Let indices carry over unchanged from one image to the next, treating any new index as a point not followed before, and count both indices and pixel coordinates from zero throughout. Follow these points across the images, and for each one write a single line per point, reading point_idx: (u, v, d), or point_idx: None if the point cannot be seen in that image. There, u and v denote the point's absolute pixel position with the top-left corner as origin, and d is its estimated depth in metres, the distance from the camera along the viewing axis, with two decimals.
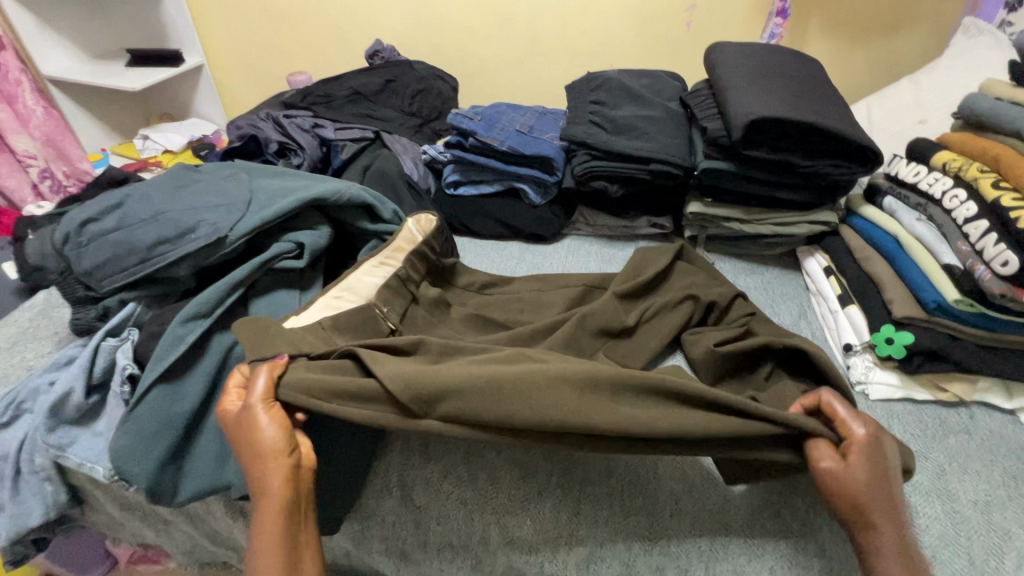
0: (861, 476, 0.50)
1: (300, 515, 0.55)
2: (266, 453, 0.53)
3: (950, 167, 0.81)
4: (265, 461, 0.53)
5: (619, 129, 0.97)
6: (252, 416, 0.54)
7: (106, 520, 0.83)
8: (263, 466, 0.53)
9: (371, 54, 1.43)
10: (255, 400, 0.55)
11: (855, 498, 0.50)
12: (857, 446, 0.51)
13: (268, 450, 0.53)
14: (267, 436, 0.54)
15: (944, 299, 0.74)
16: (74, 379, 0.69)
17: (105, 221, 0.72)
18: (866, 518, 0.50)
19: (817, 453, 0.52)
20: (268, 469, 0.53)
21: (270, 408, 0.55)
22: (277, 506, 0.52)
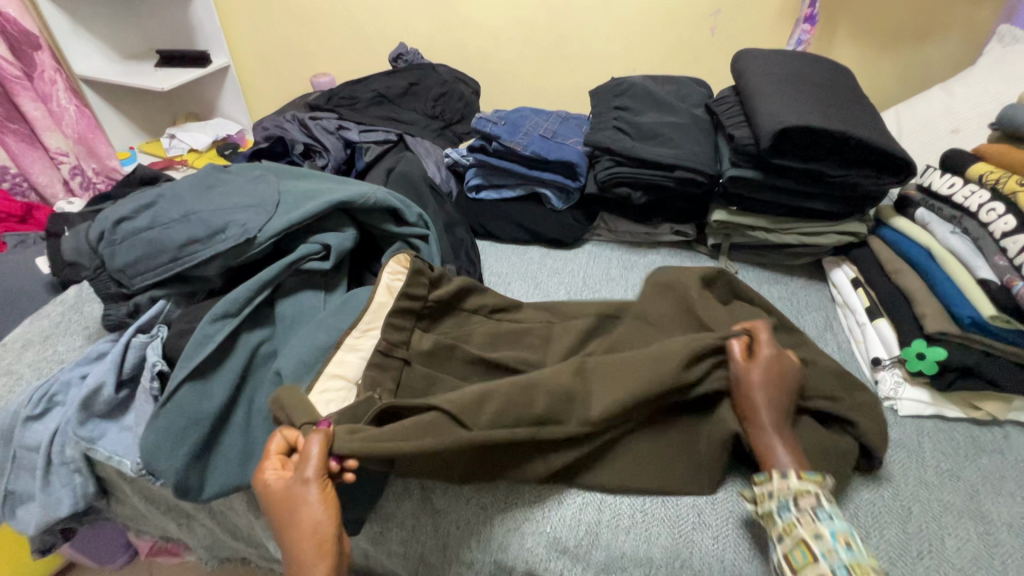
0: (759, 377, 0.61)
1: None
2: (312, 538, 0.50)
3: (987, 179, 0.78)
4: (310, 548, 0.50)
5: (644, 136, 0.96)
6: (302, 491, 0.52)
7: (131, 511, 0.85)
8: (309, 551, 0.50)
9: (395, 57, 1.44)
10: (308, 475, 0.52)
11: (749, 391, 0.61)
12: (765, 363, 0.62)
13: (319, 533, 0.51)
14: (321, 521, 0.51)
15: (980, 315, 0.72)
16: (105, 374, 0.70)
17: (138, 220, 0.74)
18: (756, 412, 0.60)
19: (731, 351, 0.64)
20: (313, 558, 0.50)
21: (322, 484, 0.53)
22: None
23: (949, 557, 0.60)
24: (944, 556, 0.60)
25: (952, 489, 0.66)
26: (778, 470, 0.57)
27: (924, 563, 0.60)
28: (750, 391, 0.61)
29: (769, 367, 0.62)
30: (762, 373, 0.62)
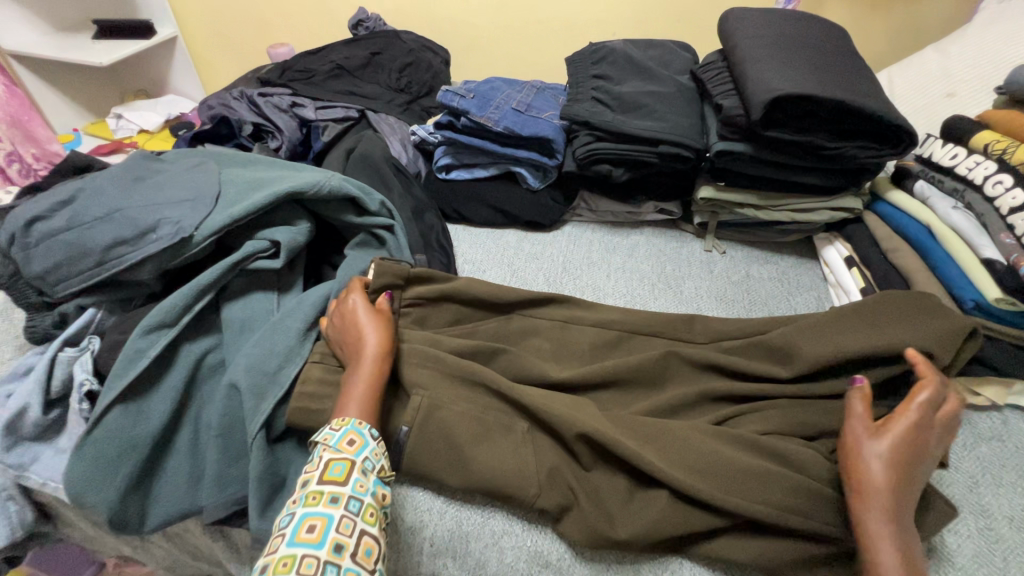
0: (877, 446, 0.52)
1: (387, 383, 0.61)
2: (378, 322, 0.62)
3: (993, 149, 0.73)
4: (376, 326, 0.61)
5: (625, 107, 0.89)
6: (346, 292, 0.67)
7: (81, 534, 0.78)
8: (349, 323, 0.63)
9: (355, 24, 1.32)
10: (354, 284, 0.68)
11: (863, 472, 0.51)
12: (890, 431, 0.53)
13: (361, 310, 0.63)
14: (358, 302, 0.64)
15: (984, 298, 0.68)
16: (30, 394, 0.62)
17: (55, 219, 0.65)
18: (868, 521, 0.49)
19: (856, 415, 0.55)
20: (381, 335, 0.61)
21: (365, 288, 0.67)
22: (375, 351, 0.60)
23: (950, 557, 0.57)
24: (946, 556, 0.57)
25: (951, 482, 0.63)
26: None
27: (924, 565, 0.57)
28: (858, 470, 0.52)
29: (888, 431, 0.53)
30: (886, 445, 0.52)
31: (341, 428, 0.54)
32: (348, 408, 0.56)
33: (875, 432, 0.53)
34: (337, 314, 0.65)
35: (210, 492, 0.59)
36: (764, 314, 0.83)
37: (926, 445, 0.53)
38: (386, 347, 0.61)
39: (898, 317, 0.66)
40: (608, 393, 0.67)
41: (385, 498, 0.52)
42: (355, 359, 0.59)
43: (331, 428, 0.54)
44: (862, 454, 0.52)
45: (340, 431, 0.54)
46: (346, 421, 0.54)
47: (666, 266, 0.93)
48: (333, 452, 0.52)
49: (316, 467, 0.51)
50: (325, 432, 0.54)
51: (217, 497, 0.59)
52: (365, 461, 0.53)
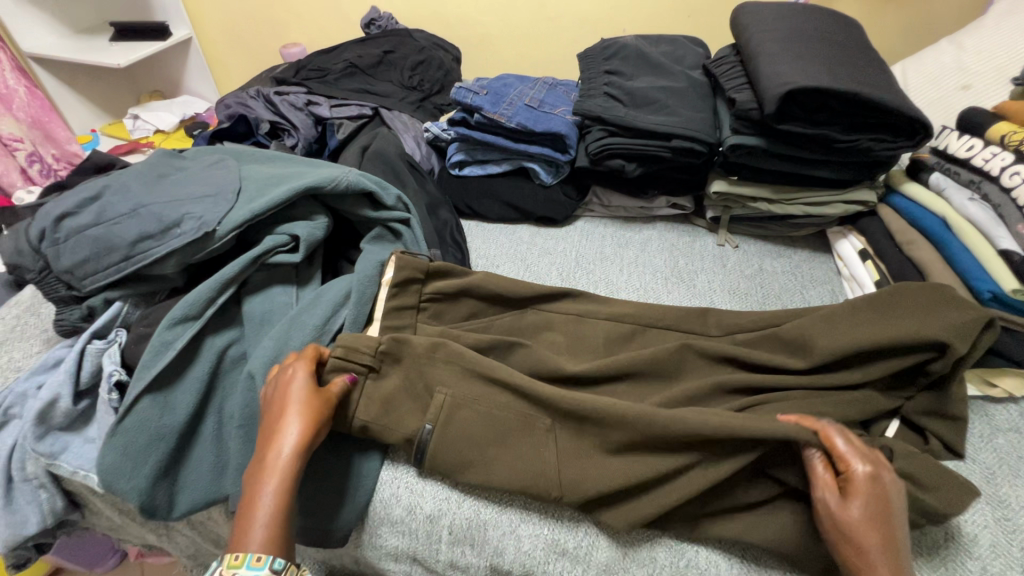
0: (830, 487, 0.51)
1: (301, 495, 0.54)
2: (305, 412, 0.56)
3: (1010, 140, 0.72)
4: (296, 425, 0.55)
5: (638, 102, 0.89)
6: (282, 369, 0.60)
7: (107, 523, 0.80)
8: (274, 415, 0.56)
9: (368, 22, 1.34)
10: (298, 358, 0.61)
11: (861, 542, 0.48)
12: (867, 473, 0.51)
13: (290, 401, 0.56)
14: (290, 387, 0.58)
15: (1001, 289, 0.68)
16: (61, 385, 0.64)
17: (83, 215, 0.67)
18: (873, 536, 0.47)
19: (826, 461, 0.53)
20: (300, 438, 0.54)
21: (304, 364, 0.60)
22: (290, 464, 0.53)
23: (966, 546, 0.57)
24: (961, 546, 0.57)
25: (968, 473, 0.63)
26: None
27: (939, 554, 0.57)
28: (856, 538, 0.48)
29: (867, 493, 0.49)
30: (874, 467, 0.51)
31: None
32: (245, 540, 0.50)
33: (849, 489, 0.50)
34: (271, 391, 0.58)
35: (234, 480, 0.60)
36: (778, 307, 0.83)
37: (893, 512, 0.49)
38: (308, 445, 0.55)
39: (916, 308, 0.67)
40: (623, 384, 0.67)
41: None
42: (264, 466, 0.53)
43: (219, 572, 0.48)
44: (846, 517, 0.49)
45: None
46: (236, 572, 0.48)
47: (678, 261, 0.93)
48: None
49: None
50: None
51: (242, 484, 0.60)
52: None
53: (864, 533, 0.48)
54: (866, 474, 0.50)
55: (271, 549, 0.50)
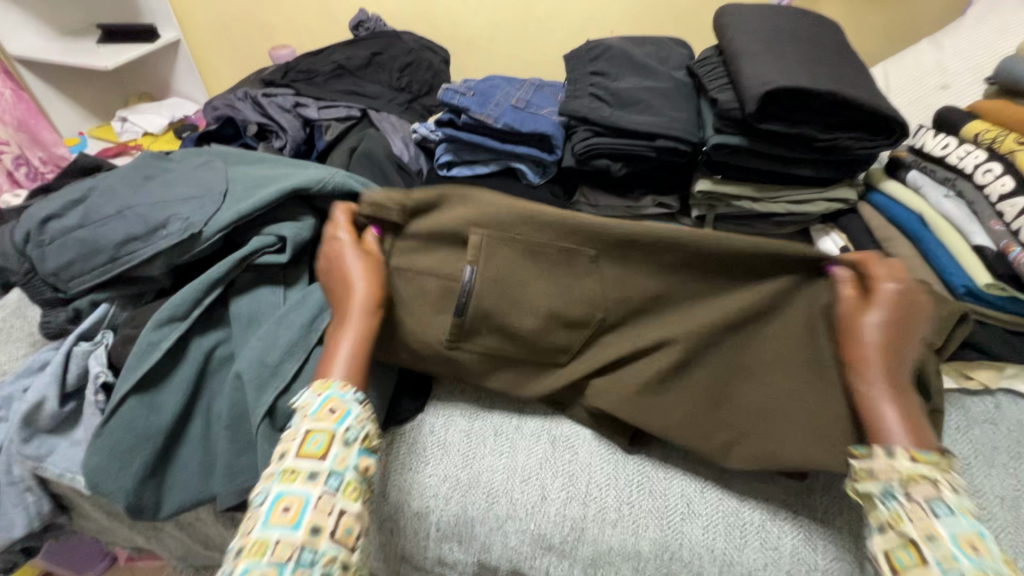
0: (852, 300, 0.60)
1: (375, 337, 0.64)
2: (367, 273, 0.65)
3: (983, 138, 0.75)
4: (364, 276, 0.65)
5: (623, 103, 0.90)
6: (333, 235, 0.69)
7: (95, 526, 0.80)
8: (340, 278, 0.65)
9: (356, 24, 1.34)
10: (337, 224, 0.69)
11: (865, 349, 0.56)
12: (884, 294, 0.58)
13: (352, 261, 0.66)
14: (349, 252, 0.67)
15: (974, 283, 0.70)
16: (47, 387, 0.64)
17: (68, 217, 0.67)
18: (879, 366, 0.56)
19: (844, 289, 0.61)
20: (368, 286, 0.64)
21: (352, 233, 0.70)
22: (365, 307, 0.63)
23: None
24: None
25: None
26: (888, 447, 0.52)
27: None
28: (870, 346, 0.56)
29: (887, 304, 0.57)
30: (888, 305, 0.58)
31: (321, 393, 0.57)
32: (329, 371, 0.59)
33: (873, 299, 0.58)
34: (327, 253, 0.68)
35: (221, 480, 0.61)
36: None
37: (913, 324, 0.57)
38: (374, 300, 0.64)
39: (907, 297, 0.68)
40: None
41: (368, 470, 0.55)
42: (343, 314, 0.63)
43: (312, 394, 0.57)
44: (865, 321, 0.57)
45: (320, 398, 0.57)
46: (328, 388, 0.57)
47: None
48: (312, 422, 0.55)
49: (294, 440, 0.53)
50: (305, 402, 0.57)
51: (230, 483, 0.61)
52: (347, 432, 0.54)
53: (869, 338, 0.56)
54: (888, 285, 0.58)
55: (353, 378, 0.59)
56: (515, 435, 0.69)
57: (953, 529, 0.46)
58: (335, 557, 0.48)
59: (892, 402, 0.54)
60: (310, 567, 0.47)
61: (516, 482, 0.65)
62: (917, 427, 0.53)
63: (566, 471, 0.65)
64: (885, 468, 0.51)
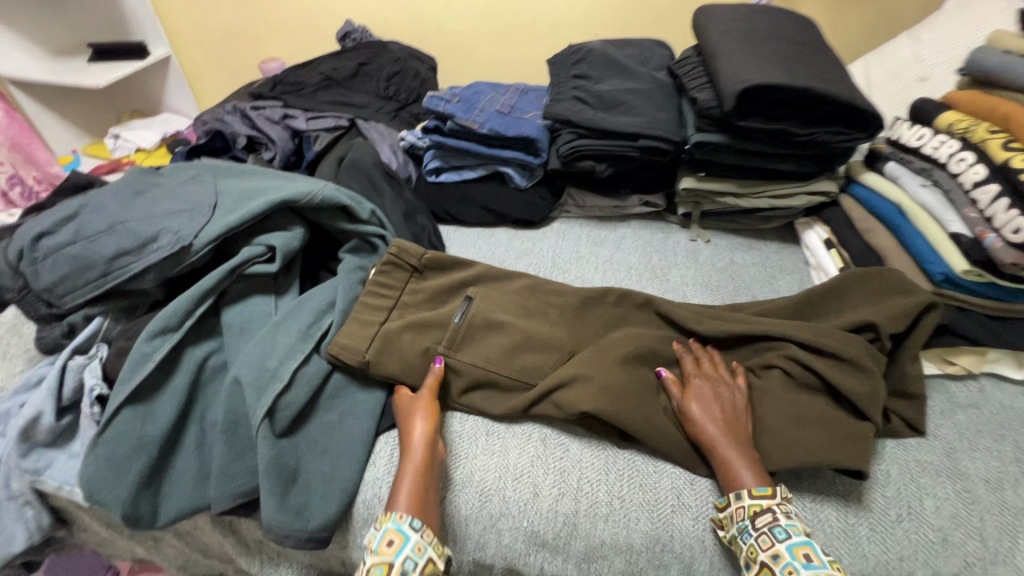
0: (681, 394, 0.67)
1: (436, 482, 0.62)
2: (428, 423, 0.64)
3: (956, 129, 0.76)
4: (423, 416, 0.64)
5: (605, 104, 0.92)
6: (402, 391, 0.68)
7: (95, 539, 0.80)
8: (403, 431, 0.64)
9: (343, 36, 1.36)
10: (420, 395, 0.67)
11: (700, 430, 0.63)
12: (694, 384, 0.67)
13: (419, 427, 0.63)
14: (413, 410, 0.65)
15: (952, 271, 0.71)
16: (43, 401, 0.65)
17: (60, 234, 0.68)
18: (712, 432, 0.62)
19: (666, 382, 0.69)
20: (426, 423, 0.63)
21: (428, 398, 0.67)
22: (422, 457, 0.61)
23: (927, 518, 0.60)
24: (923, 518, 0.60)
25: (930, 448, 0.66)
26: (738, 490, 0.58)
27: (903, 526, 0.59)
28: (697, 421, 0.64)
29: (704, 397, 0.65)
30: (701, 393, 0.66)
31: (382, 527, 0.56)
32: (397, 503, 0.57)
33: (686, 394, 0.66)
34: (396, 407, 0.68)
35: (218, 483, 0.61)
36: (747, 298, 0.85)
37: (728, 401, 0.65)
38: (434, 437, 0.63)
39: (871, 293, 0.73)
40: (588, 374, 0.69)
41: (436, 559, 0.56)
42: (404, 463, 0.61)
43: (375, 528, 0.56)
44: (689, 409, 0.65)
45: (382, 531, 0.56)
46: (387, 520, 0.56)
47: (652, 257, 0.96)
48: (375, 554, 0.55)
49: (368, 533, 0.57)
50: (370, 532, 0.57)
51: (224, 489, 0.61)
52: (405, 562, 0.54)
53: (704, 422, 0.63)
54: (701, 380, 0.67)
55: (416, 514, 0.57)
56: (507, 433, 0.70)
57: (787, 520, 0.55)
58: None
59: (743, 458, 0.60)
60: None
61: (509, 480, 0.66)
62: (757, 472, 0.59)
63: (558, 469, 0.66)
64: (738, 508, 0.58)
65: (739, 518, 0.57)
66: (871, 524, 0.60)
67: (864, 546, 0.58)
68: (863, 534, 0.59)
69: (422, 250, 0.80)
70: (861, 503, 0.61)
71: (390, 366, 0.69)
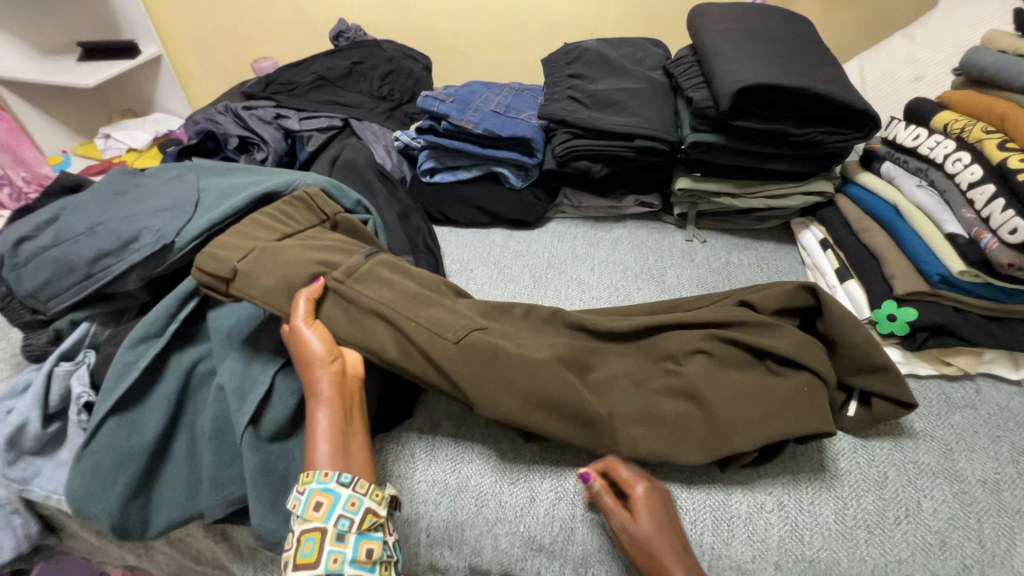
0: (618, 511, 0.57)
1: (353, 413, 0.59)
2: (326, 344, 0.60)
3: (952, 128, 0.76)
4: (317, 336, 0.60)
5: (600, 104, 0.91)
6: (295, 332, 0.60)
7: (86, 546, 0.79)
8: (301, 368, 0.59)
9: (336, 34, 1.35)
10: (298, 321, 0.60)
11: (654, 553, 0.54)
12: (640, 504, 0.56)
13: (316, 355, 0.59)
14: (302, 341, 0.59)
15: (948, 272, 0.70)
16: (29, 409, 0.64)
17: (40, 237, 0.67)
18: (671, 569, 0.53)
19: (601, 495, 0.59)
20: (321, 344, 0.59)
21: (313, 325, 0.61)
22: (332, 391, 0.57)
23: (925, 521, 0.59)
24: (921, 520, 0.59)
25: (927, 450, 0.65)
26: None
27: (901, 528, 0.59)
28: (650, 548, 0.54)
29: (653, 510, 0.56)
30: (651, 517, 0.56)
31: (306, 489, 0.52)
32: (316, 459, 0.54)
33: (635, 509, 0.56)
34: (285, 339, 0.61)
35: (208, 491, 0.60)
36: None
37: (672, 522, 0.57)
38: (333, 363, 0.59)
39: None
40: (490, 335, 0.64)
41: (372, 553, 0.51)
42: (311, 397, 0.57)
43: (297, 490, 0.52)
44: (639, 535, 0.55)
45: (305, 494, 0.52)
46: (308, 483, 0.52)
47: (648, 258, 0.95)
48: (303, 521, 0.51)
49: (289, 549, 0.50)
50: (293, 496, 0.52)
51: (216, 497, 0.60)
52: (337, 524, 0.51)
53: (660, 549, 0.54)
54: (649, 497, 0.57)
55: (341, 466, 0.54)
56: (503, 438, 0.69)
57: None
58: (340, 557, 0.50)
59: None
60: (341, 552, 0.50)
61: (505, 485, 0.65)
62: None
63: (554, 473, 0.66)
64: None
65: None
66: (870, 527, 0.59)
67: (863, 549, 0.58)
68: (861, 536, 0.59)
69: (336, 207, 0.77)
70: (858, 505, 0.61)
71: (268, 300, 0.62)
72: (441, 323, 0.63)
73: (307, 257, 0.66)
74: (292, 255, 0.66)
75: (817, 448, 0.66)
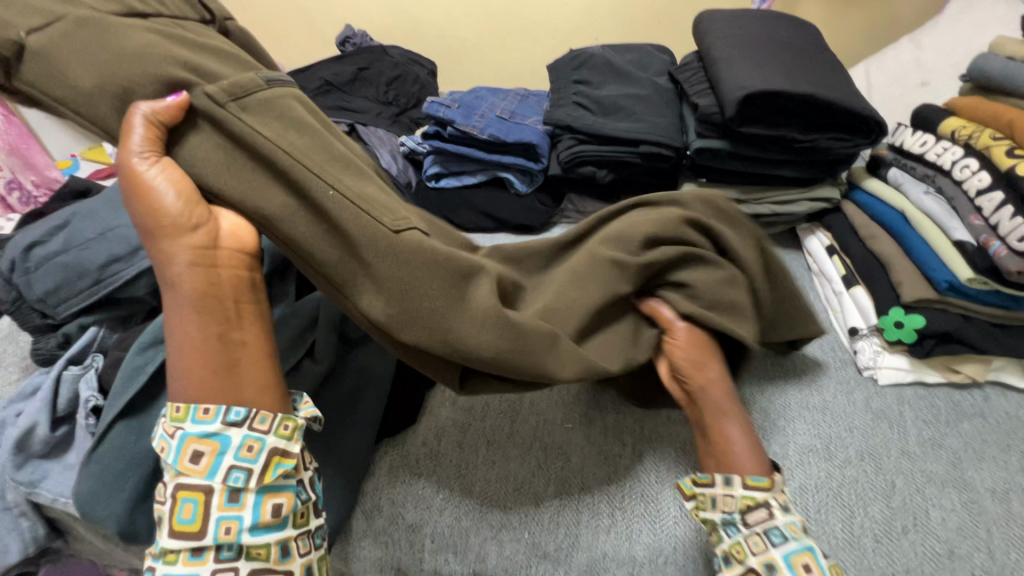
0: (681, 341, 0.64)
1: (226, 303, 0.52)
2: (186, 206, 0.51)
3: (960, 135, 0.76)
4: (170, 188, 0.50)
5: (606, 110, 0.92)
6: (135, 176, 0.50)
7: (92, 549, 0.79)
8: (153, 230, 0.50)
9: (342, 40, 1.36)
10: (140, 156, 0.50)
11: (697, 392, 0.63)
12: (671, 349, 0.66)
13: (170, 215, 0.50)
14: (156, 195, 0.50)
15: (956, 278, 0.71)
16: (38, 412, 0.64)
17: (51, 243, 0.67)
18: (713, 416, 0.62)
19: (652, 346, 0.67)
20: (174, 204, 0.50)
21: (165, 170, 0.51)
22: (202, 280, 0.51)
23: (933, 530, 0.59)
24: (929, 530, 0.59)
25: (935, 458, 0.65)
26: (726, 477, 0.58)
27: (908, 538, 0.58)
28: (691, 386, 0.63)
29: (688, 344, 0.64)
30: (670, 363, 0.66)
31: (178, 437, 0.49)
32: (181, 395, 0.50)
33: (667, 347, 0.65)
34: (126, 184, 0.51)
35: None
36: None
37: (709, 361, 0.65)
38: (193, 231, 0.51)
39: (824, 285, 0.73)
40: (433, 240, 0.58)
41: (277, 508, 0.49)
42: (172, 286, 0.51)
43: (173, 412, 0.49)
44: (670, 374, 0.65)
45: (177, 441, 0.48)
46: (180, 427, 0.48)
47: None
48: (179, 474, 0.48)
49: (166, 508, 0.48)
50: (163, 441, 0.49)
51: None
52: (226, 480, 0.48)
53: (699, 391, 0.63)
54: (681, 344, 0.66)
55: (224, 397, 0.50)
56: (507, 443, 0.69)
57: (782, 519, 0.54)
58: (229, 521, 0.48)
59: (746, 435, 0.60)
60: (234, 516, 0.48)
61: (509, 491, 0.65)
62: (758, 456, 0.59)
63: (558, 479, 0.66)
64: (727, 496, 0.57)
65: (726, 504, 0.57)
66: (878, 536, 0.59)
67: (870, 558, 0.57)
68: (868, 545, 0.58)
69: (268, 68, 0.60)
70: (865, 513, 0.60)
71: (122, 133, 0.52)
72: (378, 207, 0.56)
73: (151, 51, 0.53)
74: (131, 46, 0.53)
75: (824, 455, 0.65)
